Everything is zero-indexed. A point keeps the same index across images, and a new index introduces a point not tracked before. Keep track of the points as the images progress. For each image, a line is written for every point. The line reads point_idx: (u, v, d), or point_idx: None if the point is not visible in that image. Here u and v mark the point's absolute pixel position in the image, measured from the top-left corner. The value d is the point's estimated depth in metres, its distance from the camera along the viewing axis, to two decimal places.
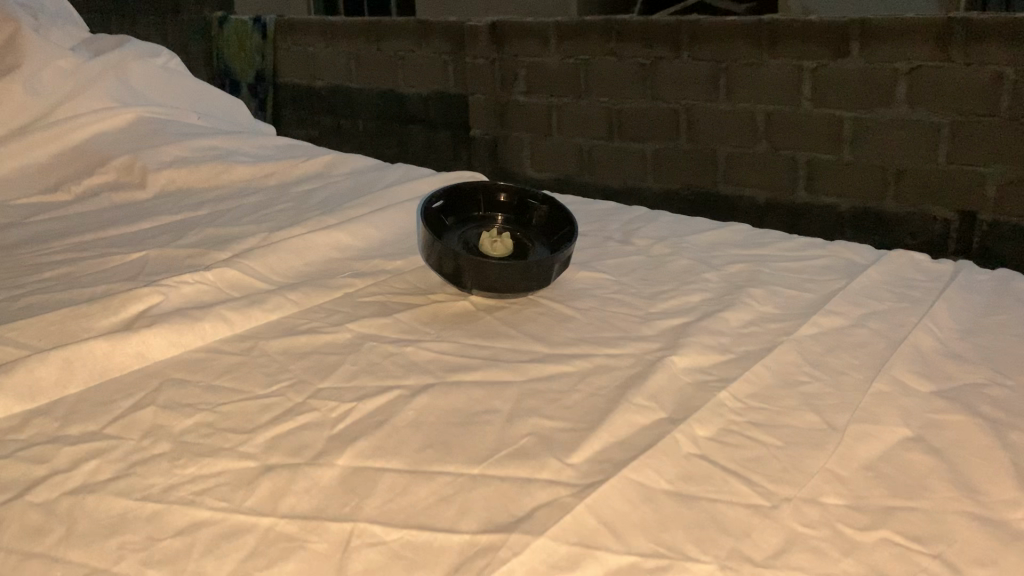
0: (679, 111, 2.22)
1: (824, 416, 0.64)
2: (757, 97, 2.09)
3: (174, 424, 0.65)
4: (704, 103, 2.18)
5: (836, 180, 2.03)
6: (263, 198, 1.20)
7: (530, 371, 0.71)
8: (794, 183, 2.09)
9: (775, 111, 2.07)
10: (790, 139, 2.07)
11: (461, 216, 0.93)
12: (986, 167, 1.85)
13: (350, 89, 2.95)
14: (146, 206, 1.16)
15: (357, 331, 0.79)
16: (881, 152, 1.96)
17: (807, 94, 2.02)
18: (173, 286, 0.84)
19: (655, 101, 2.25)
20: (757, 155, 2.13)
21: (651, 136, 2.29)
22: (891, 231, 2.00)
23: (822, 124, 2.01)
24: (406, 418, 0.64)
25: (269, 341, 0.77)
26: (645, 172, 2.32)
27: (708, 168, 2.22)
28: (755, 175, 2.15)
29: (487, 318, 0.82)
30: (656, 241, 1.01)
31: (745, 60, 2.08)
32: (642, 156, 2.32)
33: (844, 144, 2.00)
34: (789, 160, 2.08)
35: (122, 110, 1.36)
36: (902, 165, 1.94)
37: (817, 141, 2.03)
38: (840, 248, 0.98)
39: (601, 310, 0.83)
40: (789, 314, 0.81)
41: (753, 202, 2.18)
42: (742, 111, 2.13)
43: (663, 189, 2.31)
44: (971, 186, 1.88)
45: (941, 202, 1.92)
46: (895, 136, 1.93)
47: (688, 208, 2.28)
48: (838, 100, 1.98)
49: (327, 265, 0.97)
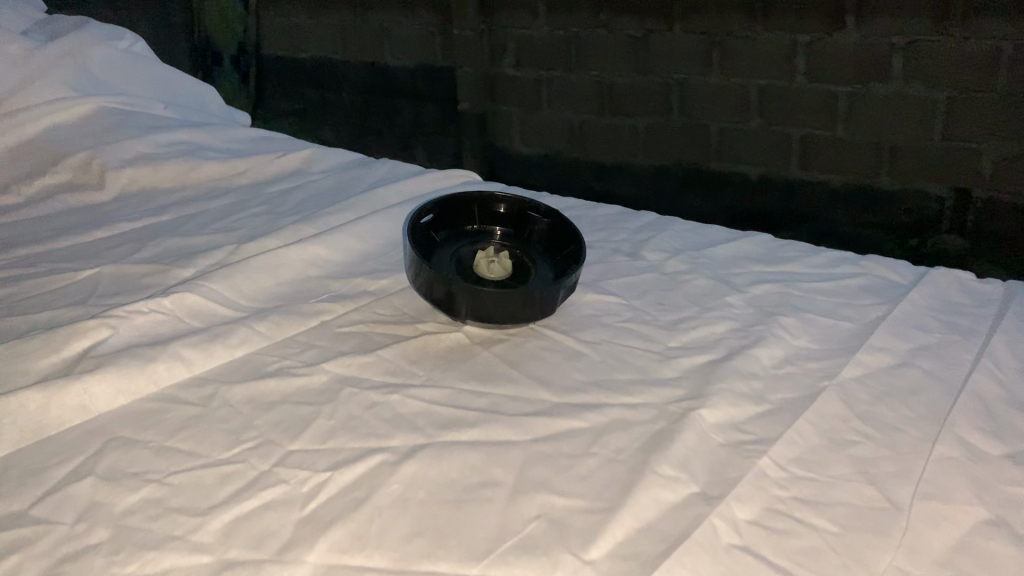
0: (670, 86, 2.02)
1: (884, 491, 0.54)
2: (750, 72, 1.90)
3: (116, 500, 0.55)
4: (696, 79, 1.98)
5: (830, 157, 1.87)
6: (233, 201, 1.09)
7: (538, 427, 0.61)
8: (787, 159, 1.93)
9: (770, 85, 1.89)
10: (785, 115, 1.89)
11: (452, 231, 0.83)
12: (982, 143, 1.71)
13: (335, 62, 2.65)
14: (104, 210, 1.05)
15: (334, 373, 0.69)
16: (878, 130, 1.80)
17: (801, 69, 1.84)
18: (124, 317, 0.74)
19: (646, 75, 2.04)
20: (751, 132, 1.95)
21: (643, 110, 2.08)
22: (880, 208, 1.86)
23: (816, 99, 1.84)
24: (392, 493, 0.54)
25: (233, 386, 0.67)
26: (636, 147, 2.12)
27: (701, 144, 2.03)
28: (748, 152, 1.97)
29: (485, 354, 0.72)
30: (670, 256, 0.90)
31: (739, 34, 1.88)
32: (633, 131, 2.11)
33: (840, 120, 1.83)
34: (783, 137, 1.91)
35: (80, 100, 1.25)
36: (895, 140, 1.79)
37: (814, 118, 1.86)
38: (874, 264, 0.89)
39: (615, 345, 0.73)
40: (829, 349, 0.72)
41: (746, 178, 2.00)
42: (734, 86, 1.93)
43: (656, 165, 2.11)
44: (968, 164, 1.74)
45: (937, 180, 1.78)
46: (888, 112, 1.78)
47: (681, 185, 2.09)
48: (836, 76, 1.80)
49: (303, 284, 0.86)
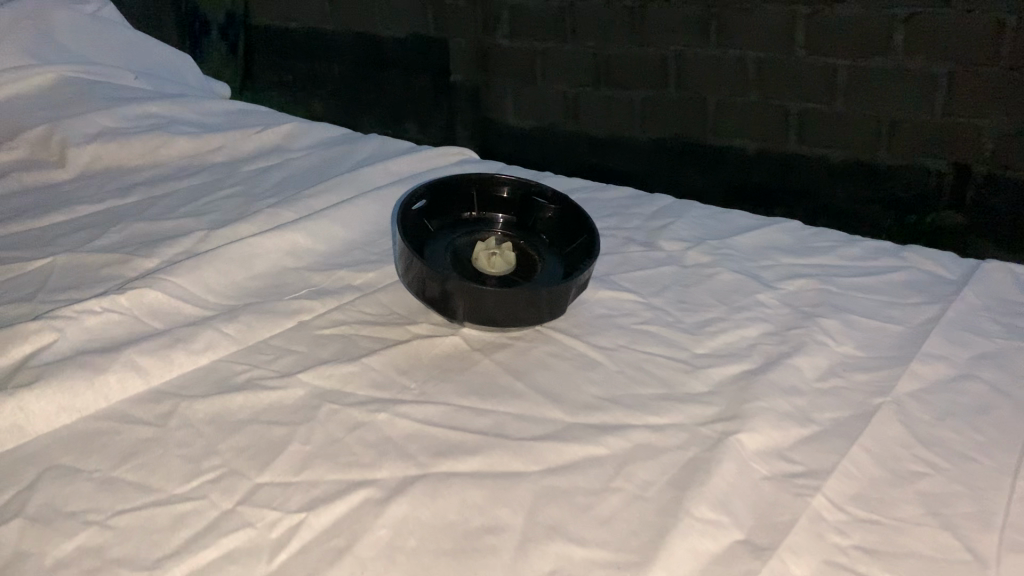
0: (667, 58, 1.90)
1: (964, 539, 0.46)
2: (747, 43, 1.79)
3: (46, 550, 0.46)
4: (694, 51, 1.86)
5: (829, 132, 1.78)
6: (204, 180, 0.99)
7: (550, 454, 0.52)
8: (784, 134, 1.83)
9: (767, 59, 1.78)
10: (782, 89, 1.79)
11: (448, 218, 0.74)
12: (983, 119, 1.65)
13: (325, 30, 2.46)
14: (63, 191, 0.95)
15: (311, 386, 0.59)
16: (878, 104, 1.72)
17: (800, 42, 1.73)
18: (74, 318, 0.65)
19: (642, 46, 1.92)
20: (747, 106, 1.85)
21: (637, 84, 1.96)
22: (884, 184, 1.78)
23: (814, 73, 1.75)
24: (380, 540, 0.46)
25: (195, 402, 0.58)
26: (631, 120, 2.01)
27: (698, 118, 1.91)
28: (744, 125, 1.86)
29: (486, 363, 0.62)
30: (690, 246, 0.81)
31: (734, 5, 1.77)
32: (630, 105, 2.00)
33: (839, 94, 1.74)
34: (779, 111, 1.82)
35: (40, 69, 1.14)
36: (896, 116, 1.71)
37: (813, 92, 1.77)
38: (917, 256, 0.79)
39: (635, 351, 0.64)
40: (878, 358, 0.63)
41: (742, 153, 1.89)
42: (731, 59, 1.82)
43: (650, 139, 2.00)
44: (968, 138, 1.67)
45: (936, 153, 1.71)
46: (890, 84, 1.69)
47: (676, 159, 1.98)
48: (835, 48, 1.71)
49: (278, 276, 0.76)
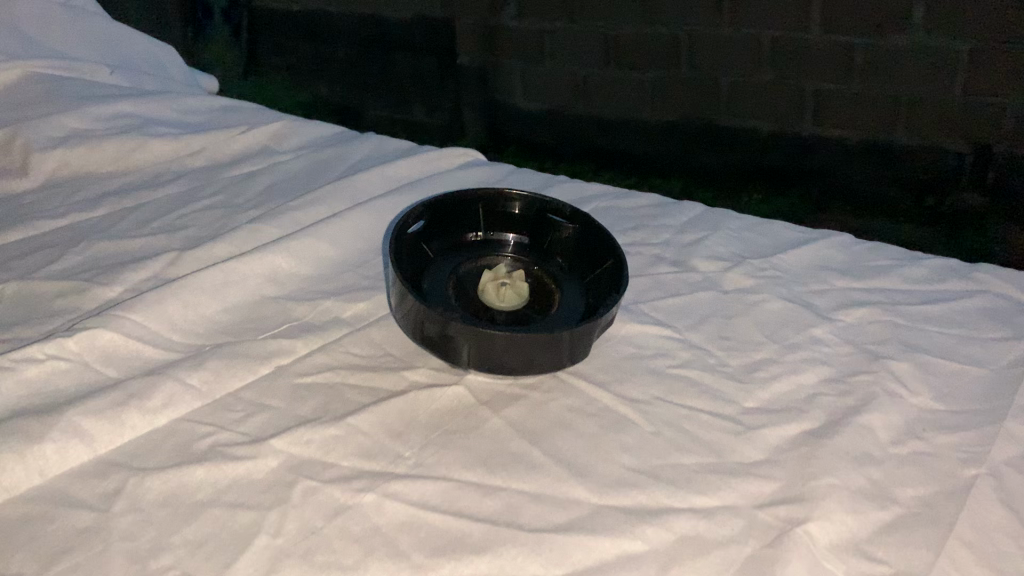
0: (680, 38, 1.77)
1: None
2: (762, 20, 1.66)
3: None
4: (706, 30, 1.73)
5: (850, 112, 1.67)
6: (179, 188, 0.89)
7: (577, 553, 0.43)
8: (800, 115, 1.72)
9: (783, 37, 1.66)
10: (799, 68, 1.68)
11: (450, 242, 0.65)
12: (1003, 97, 1.54)
13: (325, 12, 2.32)
14: (23, 203, 0.85)
15: (287, 455, 0.50)
16: (902, 84, 1.60)
17: (816, 18, 1.61)
18: (10, 370, 0.55)
19: (653, 24, 1.79)
20: (763, 86, 1.73)
21: (646, 64, 1.84)
22: (901, 166, 1.68)
23: (832, 51, 1.63)
24: None
25: (147, 476, 0.48)
26: (641, 102, 1.89)
27: (711, 100, 1.80)
28: (759, 106, 1.75)
29: (494, 421, 0.52)
30: (729, 266, 0.71)
31: None
32: (639, 87, 1.87)
33: (856, 74, 1.63)
34: (796, 92, 1.70)
35: (5, 64, 1.04)
36: (915, 95, 1.60)
37: (829, 71, 1.65)
38: (991, 278, 0.69)
39: (673, 406, 0.53)
40: (964, 413, 0.53)
41: (757, 135, 1.79)
42: (744, 37, 1.70)
43: (662, 121, 1.88)
44: (989, 117, 1.57)
45: (958, 134, 1.61)
46: (911, 63, 1.58)
47: (689, 143, 1.88)
48: (852, 25, 1.59)
49: (256, 308, 0.66)
